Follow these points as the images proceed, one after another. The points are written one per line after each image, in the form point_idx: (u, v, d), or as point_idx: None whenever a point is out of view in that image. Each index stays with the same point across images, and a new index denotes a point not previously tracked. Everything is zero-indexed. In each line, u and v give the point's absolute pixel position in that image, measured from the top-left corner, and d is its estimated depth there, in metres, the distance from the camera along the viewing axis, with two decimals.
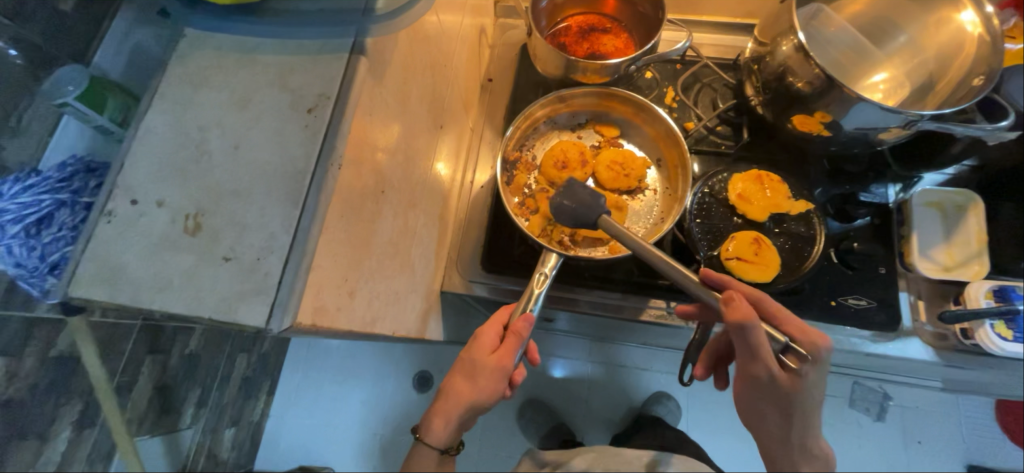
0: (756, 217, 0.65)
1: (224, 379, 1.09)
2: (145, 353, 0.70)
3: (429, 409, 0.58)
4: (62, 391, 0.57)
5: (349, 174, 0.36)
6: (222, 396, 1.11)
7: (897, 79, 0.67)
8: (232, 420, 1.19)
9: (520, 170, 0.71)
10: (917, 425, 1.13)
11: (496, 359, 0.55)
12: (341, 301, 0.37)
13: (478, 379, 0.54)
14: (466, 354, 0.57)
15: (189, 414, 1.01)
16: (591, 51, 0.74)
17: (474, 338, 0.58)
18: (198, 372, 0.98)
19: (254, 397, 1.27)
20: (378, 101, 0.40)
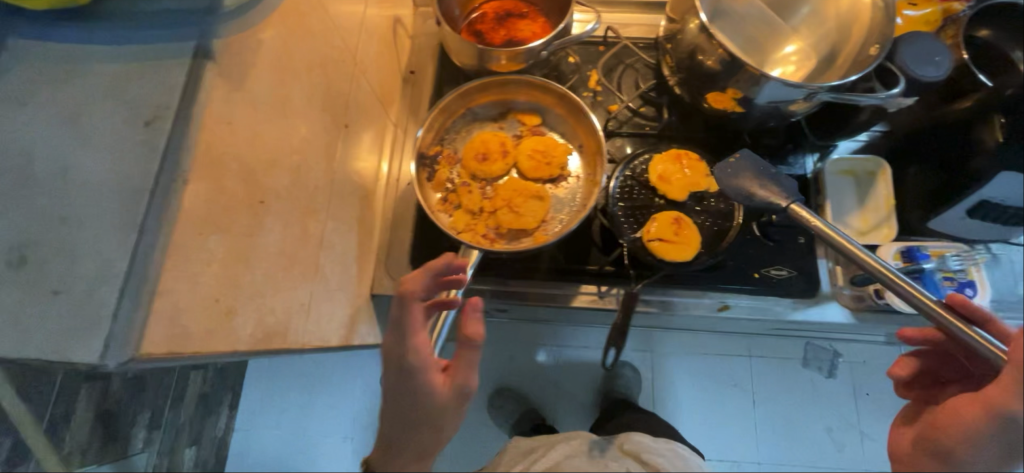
0: (676, 197, 0.67)
1: (177, 398, 1.07)
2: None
3: (376, 459, 0.49)
4: None
5: (204, 190, 0.33)
6: (177, 415, 1.08)
7: (806, 49, 0.69)
8: (191, 439, 1.15)
9: (442, 164, 0.68)
10: (867, 377, 1.19)
11: (448, 388, 0.46)
12: (217, 324, 0.35)
13: (444, 425, 0.46)
14: (406, 392, 0.46)
15: (141, 436, 1.04)
16: (508, 38, 0.72)
17: (405, 370, 0.45)
18: (148, 392, 0.98)
19: (215, 413, 1.20)
20: (242, 108, 0.37)
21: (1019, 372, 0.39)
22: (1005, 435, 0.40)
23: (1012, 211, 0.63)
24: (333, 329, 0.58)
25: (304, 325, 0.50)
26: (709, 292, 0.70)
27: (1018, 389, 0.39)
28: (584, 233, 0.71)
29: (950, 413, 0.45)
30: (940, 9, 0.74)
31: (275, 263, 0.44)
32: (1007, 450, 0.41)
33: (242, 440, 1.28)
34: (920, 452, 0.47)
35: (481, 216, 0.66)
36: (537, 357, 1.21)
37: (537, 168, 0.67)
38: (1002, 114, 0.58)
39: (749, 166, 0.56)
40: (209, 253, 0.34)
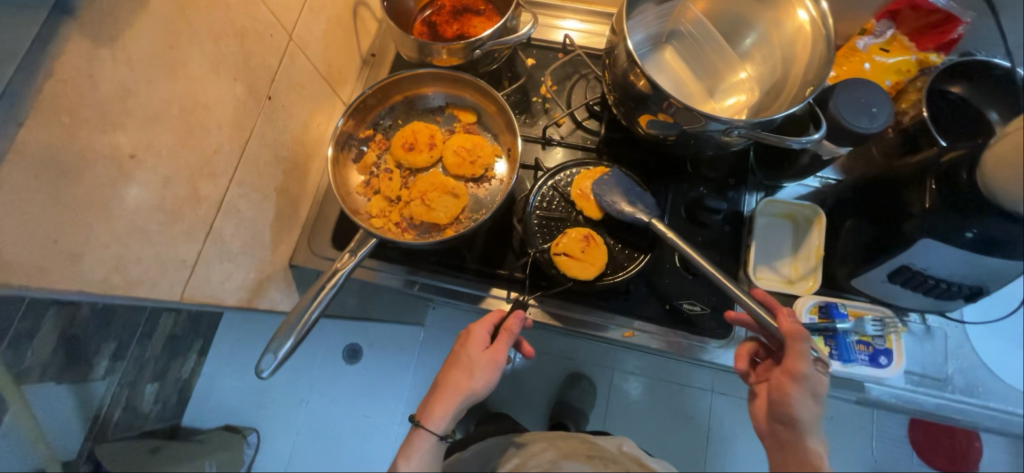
0: (593, 215, 0.66)
1: (146, 334, 0.98)
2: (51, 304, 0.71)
3: (428, 402, 0.62)
4: None
5: (45, 135, 0.36)
6: (144, 350, 1.01)
7: (758, 74, 0.67)
8: (155, 376, 1.10)
9: (372, 147, 0.70)
10: (837, 437, 1.16)
11: (490, 355, 0.61)
12: (51, 262, 0.38)
13: (475, 371, 0.60)
14: (461, 351, 0.63)
15: (104, 366, 0.93)
16: (459, 32, 0.72)
17: (467, 337, 0.64)
18: (114, 324, 0.88)
19: (182, 355, 1.15)
20: (110, 65, 0.39)
21: (791, 338, 0.52)
22: (802, 390, 0.52)
23: (932, 283, 0.58)
24: (234, 290, 0.61)
25: (191, 280, 0.53)
26: (616, 316, 0.69)
27: (796, 350, 0.52)
28: (500, 236, 0.71)
29: (775, 386, 0.54)
30: (914, 58, 0.71)
31: (149, 217, 0.46)
32: (809, 399, 0.52)
33: (206, 386, 1.30)
34: (768, 421, 0.55)
35: (398, 204, 0.67)
36: None
37: (460, 164, 0.68)
38: (934, 180, 0.55)
39: (619, 185, 0.65)
40: (48, 196, 0.37)
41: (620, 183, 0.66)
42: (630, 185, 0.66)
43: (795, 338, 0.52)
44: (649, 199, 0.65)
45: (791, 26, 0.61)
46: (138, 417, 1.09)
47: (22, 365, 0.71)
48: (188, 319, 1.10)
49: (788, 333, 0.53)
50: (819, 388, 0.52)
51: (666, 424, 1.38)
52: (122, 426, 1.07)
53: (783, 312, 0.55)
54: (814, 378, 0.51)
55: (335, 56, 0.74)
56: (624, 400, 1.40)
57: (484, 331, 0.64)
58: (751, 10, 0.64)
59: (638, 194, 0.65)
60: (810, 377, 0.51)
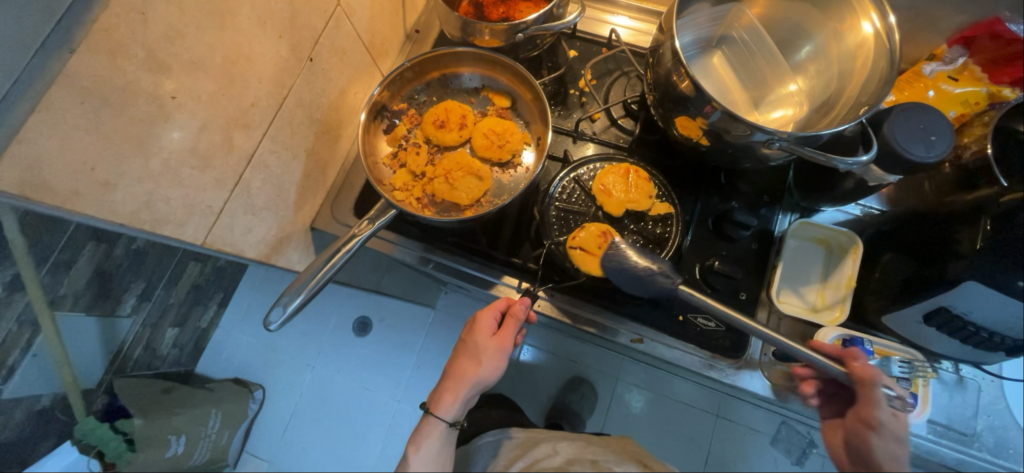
0: (612, 211, 0.64)
1: (173, 279, 1.02)
2: (89, 239, 0.76)
3: (435, 392, 0.61)
4: None
5: (94, 63, 0.37)
6: (170, 295, 1.04)
7: (811, 88, 0.64)
8: (176, 321, 1.13)
9: (404, 121, 0.70)
10: None
11: (497, 342, 0.61)
12: (86, 189, 0.40)
13: (483, 359, 0.60)
14: (469, 338, 0.63)
15: (131, 304, 0.96)
16: (505, 16, 0.71)
17: (473, 323, 0.64)
18: (146, 265, 0.92)
19: (203, 305, 1.20)
20: (163, 5, 0.40)
21: (866, 385, 0.53)
22: (884, 438, 0.53)
23: (973, 330, 0.55)
24: (254, 244, 0.62)
25: (214, 226, 0.54)
26: (625, 319, 0.66)
27: (868, 396, 0.53)
28: (517, 224, 0.70)
29: (852, 433, 0.56)
30: (985, 91, 0.66)
31: (183, 160, 0.48)
32: (895, 448, 0.53)
33: (222, 338, 1.35)
34: (852, 467, 0.57)
35: (421, 180, 0.67)
36: None
37: (487, 147, 0.67)
38: (989, 220, 0.52)
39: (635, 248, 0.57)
40: (90, 124, 0.38)
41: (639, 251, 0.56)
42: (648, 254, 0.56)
43: (867, 387, 0.53)
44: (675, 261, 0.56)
45: (853, 40, 0.58)
46: (156, 358, 1.12)
47: (58, 291, 0.76)
48: (213, 271, 1.14)
49: (857, 377, 0.54)
50: (901, 433, 0.53)
51: (666, 442, 1.34)
52: (140, 364, 1.09)
53: (854, 356, 0.54)
54: (893, 425, 0.53)
55: (381, 27, 0.75)
56: (626, 411, 1.38)
57: (489, 316, 0.63)
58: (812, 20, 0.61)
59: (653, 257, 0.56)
60: (887, 424, 0.53)
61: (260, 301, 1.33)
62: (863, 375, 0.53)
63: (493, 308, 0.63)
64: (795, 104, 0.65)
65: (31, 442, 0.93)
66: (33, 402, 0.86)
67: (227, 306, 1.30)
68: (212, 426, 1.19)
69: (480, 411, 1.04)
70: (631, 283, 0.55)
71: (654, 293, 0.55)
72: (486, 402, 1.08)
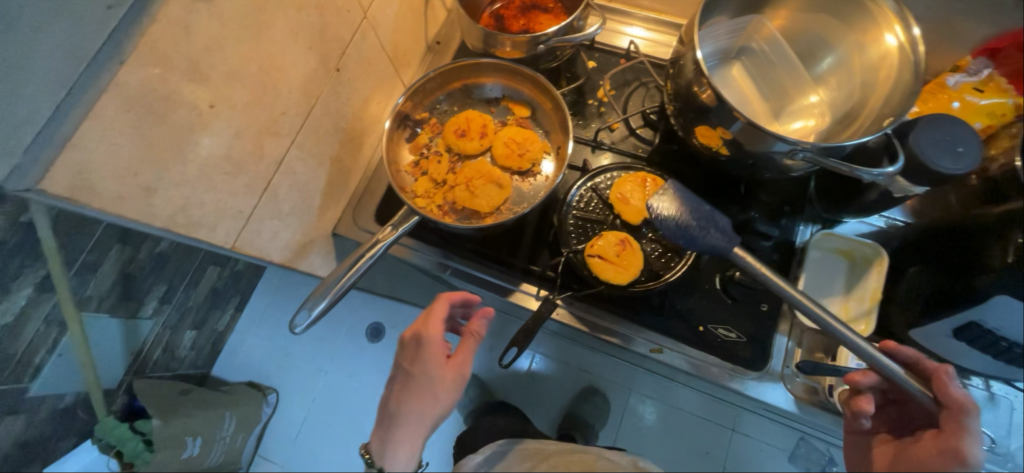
0: (630, 219, 0.64)
1: (193, 283, 1.06)
2: (114, 242, 0.80)
3: (386, 445, 0.58)
4: (29, 253, 0.66)
5: (140, 73, 0.38)
6: (189, 298, 1.08)
7: (831, 100, 0.64)
8: (194, 324, 1.17)
9: (425, 130, 0.72)
10: None
11: (452, 371, 0.61)
12: (129, 193, 0.41)
13: (441, 394, 0.59)
14: (418, 372, 0.60)
15: (152, 306, 0.99)
16: (525, 28, 0.73)
17: (420, 350, 0.62)
18: (168, 268, 0.96)
19: (220, 309, 1.25)
20: (204, 17, 0.42)
21: (964, 413, 0.50)
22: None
23: (1006, 347, 0.54)
24: (280, 248, 0.64)
25: (243, 231, 0.56)
26: (643, 329, 0.66)
27: (961, 427, 0.50)
28: (535, 232, 0.70)
29: (922, 457, 0.53)
30: (1012, 102, 0.64)
31: (217, 166, 0.49)
32: None
33: (236, 342, 1.39)
34: None
35: (443, 187, 0.68)
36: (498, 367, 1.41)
37: (508, 156, 0.68)
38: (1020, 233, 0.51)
39: (681, 199, 0.57)
40: (135, 131, 0.40)
41: (683, 198, 0.58)
42: (687, 204, 0.58)
43: (962, 414, 0.50)
44: (722, 218, 0.57)
45: (876, 51, 0.57)
46: (174, 360, 1.14)
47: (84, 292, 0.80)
48: (229, 275, 1.20)
49: (954, 404, 0.50)
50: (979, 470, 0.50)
51: (682, 457, 1.33)
52: (159, 366, 1.11)
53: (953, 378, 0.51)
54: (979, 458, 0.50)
55: (402, 38, 0.76)
56: (641, 423, 1.37)
57: (438, 343, 0.62)
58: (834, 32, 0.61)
59: (708, 217, 0.57)
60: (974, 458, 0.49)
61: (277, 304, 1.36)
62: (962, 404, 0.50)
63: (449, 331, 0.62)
64: (815, 115, 0.65)
65: (53, 440, 0.95)
66: (57, 400, 0.89)
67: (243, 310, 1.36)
68: (227, 428, 1.21)
69: (491, 420, 1.04)
70: (680, 236, 0.56)
71: (700, 248, 0.56)
72: (498, 411, 1.09)
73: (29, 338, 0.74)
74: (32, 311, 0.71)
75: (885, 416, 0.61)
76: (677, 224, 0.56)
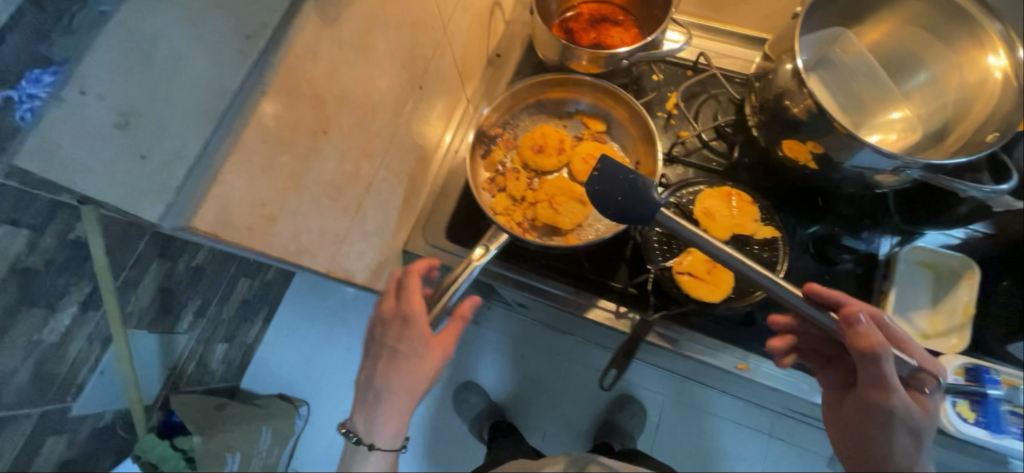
0: (716, 235, 0.64)
1: (225, 295, 1.04)
2: (155, 257, 0.77)
3: (373, 423, 0.65)
4: (77, 272, 0.66)
5: (276, 104, 0.38)
6: (221, 312, 1.07)
7: (915, 118, 0.62)
8: (226, 337, 1.16)
9: (499, 145, 0.71)
10: None
11: (441, 343, 0.62)
12: (256, 224, 0.40)
13: (428, 366, 0.61)
14: (399, 347, 0.61)
15: (188, 321, 0.97)
16: (596, 42, 0.73)
17: (406, 328, 0.60)
18: (202, 282, 0.92)
19: (249, 321, 1.23)
20: (327, 43, 0.41)
21: (870, 358, 0.47)
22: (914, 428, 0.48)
23: None
24: (362, 268, 0.63)
25: (337, 253, 0.55)
26: (728, 345, 0.65)
27: (881, 374, 0.47)
28: (614, 248, 0.69)
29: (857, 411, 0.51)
30: None
31: (323, 190, 0.48)
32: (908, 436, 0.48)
33: (265, 353, 1.36)
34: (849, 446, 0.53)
35: (522, 204, 0.68)
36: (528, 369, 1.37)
37: (588, 173, 0.68)
38: None
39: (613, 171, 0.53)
40: (266, 162, 0.39)
41: (618, 177, 0.52)
42: (615, 189, 0.52)
43: (869, 359, 0.47)
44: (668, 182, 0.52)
45: (975, 70, 0.57)
46: (206, 373, 1.13)
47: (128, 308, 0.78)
48: (258, 287, 1.17)
49: (858, 354, 0.48)
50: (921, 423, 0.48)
51: (718, 462, 1.32)
52: (193, 380, 1.10)
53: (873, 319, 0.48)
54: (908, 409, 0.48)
55: (468, 53, 0.75)
56: (680, 430, 1.35)
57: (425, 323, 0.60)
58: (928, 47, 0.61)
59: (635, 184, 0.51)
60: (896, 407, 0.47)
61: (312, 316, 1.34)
62: (874, 351, 0.47)
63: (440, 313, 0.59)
64: (894, 132, 0.63)
65: (92, 457, 0.95)
66: (96, 418, 0.88)
67: (271, 322, 1.36)
68: (263, 442, 1.17)
69: None
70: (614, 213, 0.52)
71: (633, 221, 0.52)
72: None
73: (73, 357, 0.74)
74: (79, 330, 0.71)
75: (833, 374, 0.59)
76: (615, 196, 0.52)
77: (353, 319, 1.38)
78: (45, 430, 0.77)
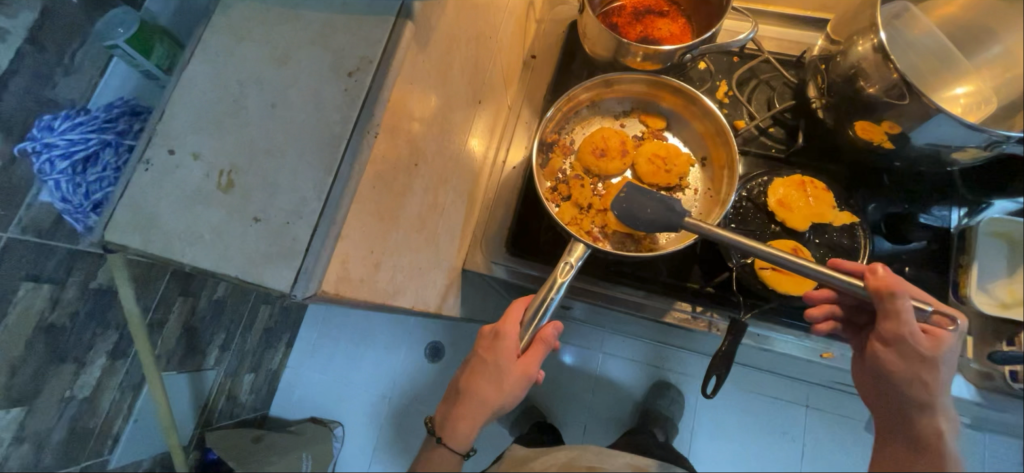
0: (796, 225, 0.62)
1: (248, 326, 1.00)
2: (178, 295, 0.75)
3: (446, 419, 0.62)
4: (100, 321, 0.61)
5: (384, 145, 0.35)
6: (246, 342, 1.02)
7: (982, 93, 0.60)
8: (252, 366, 1.10)
9: (557, 153, 0.69)
10: None
11: (521, 368, 0.58)
12: (366, 273, 0.37)
13: (505, 386, 0.58)
14: (488, 359, 0.59)
15: (214, 355, 0.93)
16: (644, 35, 0.70)
17: (496, 342, 0.58)
18: (226, 314, 0.90)
19: (274, 347, 1.17)
20: (421, 69, 0.38)
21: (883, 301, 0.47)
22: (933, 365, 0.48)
23: None
24: (434, 298, 0.60)
25: (418, 287, 0.52)
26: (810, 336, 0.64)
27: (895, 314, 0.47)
28: (686, 249, 0.67)
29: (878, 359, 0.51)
30: None
31: (413, 224, 0.45)
32: (928, 372, 0.48)
33: (291, 378, 1.28)
34: (881, 395, 0.52)
35: (589, 212, 0.65)
36: (574, 359, 1.30)
37: (654, 173, 0.65)
38: None
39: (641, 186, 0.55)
40: (375, 206, 0.36)
41: (640, 202, 0.54)
42: (639, 208, 0.54)
43: (885, 301, 0.47)
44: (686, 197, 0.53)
45: None
46: (237, 406, 1.08)
47: None
48: (279, 312, 1.14)
49: (876, 300, 0.47)
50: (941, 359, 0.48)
51: (754, 440, 1.21)
52: (224, 414, 1.04)
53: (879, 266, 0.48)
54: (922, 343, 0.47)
55: (509, 58, 0.72)
56: (721, 412, 1.24)
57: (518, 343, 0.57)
58: (1005, 19, 0.59)
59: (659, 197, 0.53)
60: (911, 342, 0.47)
61: (340, 338, 1.30)
62: (896, 307, 0.47)
63: (528, 339, 0.56)
64: (959, 108, 0.60)
65: None
66: (134, 468, 0.81)
67: (294, 346, 1.28)
68: None
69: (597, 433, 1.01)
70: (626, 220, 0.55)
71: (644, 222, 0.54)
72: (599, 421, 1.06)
73: (107, 409, 0.69)
74: (109, 381, 0.66)
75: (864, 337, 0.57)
76: (639, 212, 0.54)
77: (380, 332, 1.31)
78: None
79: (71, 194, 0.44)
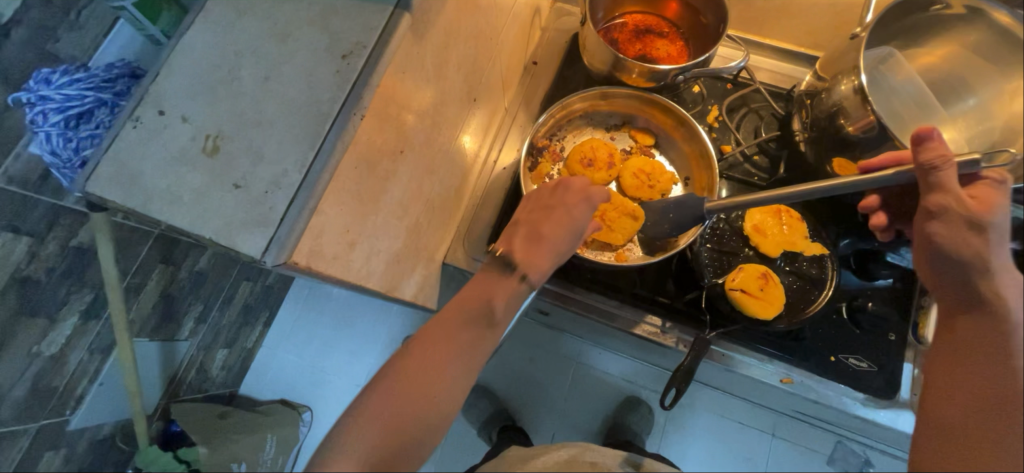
0: (768, 251, 0.65)
1: (227, 300, 1.00)
2: (158, 261, 0.76)
3: None
4: (77, 280, 0.61)
5: (369, 129, 0.36)
6: (223, 317, 1.02)
7: (958, 144, 0.61)
8: (227, 342, 1.09)
9: (546, 158, 0.70)
10: None
11: None
12: (340, 251, 0.38)
13: None
14: None
15: (189, 327, 0.93)
16: (642, 53, 0.72)
17: None
18: (206, 286, 0.90)
19: (251, 324, 1.16)
20: (414, 60, 0.39)
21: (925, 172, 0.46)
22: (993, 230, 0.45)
23: None
24: (411, 288, 0.61)
25: (395, 273, 0.52)
26: (771, 359, 0.66)
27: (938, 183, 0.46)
28: (662, 265, 0.69)
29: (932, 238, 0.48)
30: None
31: (394, 210, 0.46)
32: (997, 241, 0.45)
33: (265, 360, 1.25)
34: (951, 289, 0.48)
35: None
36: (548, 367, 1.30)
37: (638, 187, 0.68)
38: None
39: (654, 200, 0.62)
40: (356, 187, 0.37)
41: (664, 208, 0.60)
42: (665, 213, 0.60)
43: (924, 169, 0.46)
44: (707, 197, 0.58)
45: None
46: (207, 381, 1.06)
47: None
48: (260, 290, 1.13)
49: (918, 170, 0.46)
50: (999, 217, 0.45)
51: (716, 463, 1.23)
52: (193, 388, 1.02)
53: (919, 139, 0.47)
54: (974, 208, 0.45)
55: (510, 61, 0.73)
56: (688, 432, 1.25)
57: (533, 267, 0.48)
58: (978, 76, 0.62)
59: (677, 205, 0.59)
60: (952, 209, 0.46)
61: (317, 322, 1.29)
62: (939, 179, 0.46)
63: None
64: None
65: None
66: (95, 431, 0.77)
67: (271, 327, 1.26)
68: (268, 452, 1.03)
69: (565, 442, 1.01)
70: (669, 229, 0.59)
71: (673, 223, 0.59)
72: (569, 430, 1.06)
73: (73, 369, 0.67)
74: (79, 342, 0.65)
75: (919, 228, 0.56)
76: (667, 218, 0.60)
77: (357, 320, 1.31)
78: (42, 445, 0.68)
79: (60, 150, 0.44)
